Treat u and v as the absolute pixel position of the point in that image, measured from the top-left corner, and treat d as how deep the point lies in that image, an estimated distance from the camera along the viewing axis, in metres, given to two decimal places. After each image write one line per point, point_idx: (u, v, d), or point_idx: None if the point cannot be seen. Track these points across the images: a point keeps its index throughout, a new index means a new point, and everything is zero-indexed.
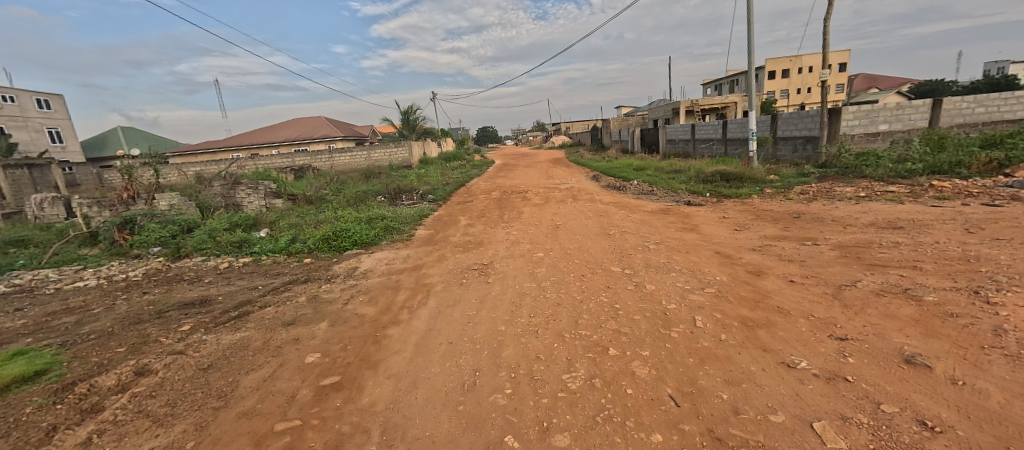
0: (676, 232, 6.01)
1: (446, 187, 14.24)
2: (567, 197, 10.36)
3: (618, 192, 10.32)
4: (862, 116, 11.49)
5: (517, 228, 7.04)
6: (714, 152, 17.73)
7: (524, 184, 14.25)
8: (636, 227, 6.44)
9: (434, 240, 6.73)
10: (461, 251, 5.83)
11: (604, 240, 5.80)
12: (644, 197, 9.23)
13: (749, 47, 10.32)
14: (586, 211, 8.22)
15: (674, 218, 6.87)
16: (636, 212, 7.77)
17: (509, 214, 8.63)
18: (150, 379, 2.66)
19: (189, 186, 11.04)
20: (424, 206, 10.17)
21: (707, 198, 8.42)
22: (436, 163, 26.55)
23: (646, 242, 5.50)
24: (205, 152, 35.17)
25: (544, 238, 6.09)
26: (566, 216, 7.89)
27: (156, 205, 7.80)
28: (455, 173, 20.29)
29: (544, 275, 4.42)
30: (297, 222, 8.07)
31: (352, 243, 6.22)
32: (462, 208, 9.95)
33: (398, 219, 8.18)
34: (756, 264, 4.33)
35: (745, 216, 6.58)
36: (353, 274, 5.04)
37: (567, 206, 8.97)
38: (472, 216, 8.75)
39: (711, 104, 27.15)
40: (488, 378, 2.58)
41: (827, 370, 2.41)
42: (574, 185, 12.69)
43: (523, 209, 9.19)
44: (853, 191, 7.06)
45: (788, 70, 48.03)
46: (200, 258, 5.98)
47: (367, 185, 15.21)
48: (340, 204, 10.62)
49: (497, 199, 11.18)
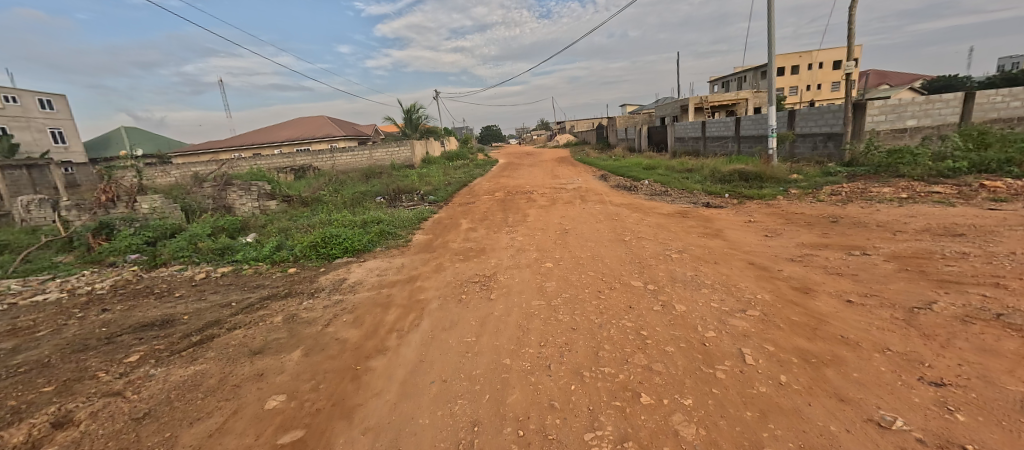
0: (699, 238, 5.39)
1: (448, 187, 13.71)
2: (575, 198, 9.78)
3: (629, 193, 9.74)
4: (888, 111, 10.80)
5: (522, 233, 6.48)
6: (726, 149, 17.06)
7: (529, 184, 13.65)
8: (653, 233, 5.84)
9: (432, 246, 6.19)
10: (461, 260, 5.28)
11: (619, 247, 5.21)
12: (658, 198, 8.63)
13: (770, 38, 9.67)
14: (596, 214, 7.65)
15: (694, 221, 6.28)
16: (650, 214, 7.20)
17: (513, 216, 8.08)
18: (67, 434, 2.14)
19: (179, 188, 10.58)
20: (423, 209, 9.62)
21: (727, 200, 7.82)
22: (439, 163, 26.09)
23: (667, 251, 4.90)
24: (208, 152, 34.94)
25: (552, 246, 5.52)
26: (575, 219, 7.30)
27: (137, 208, 7.31)
28: (459, 172, 19.81)
29: (554, 291, 3.86)
30: (287, 226, 7.56)
31: (343, 249, 5.71)
32: (464, 209, 9.44)
33: (394, 222, 7.66)
34: (801, 279, 3.73)
35: (774, 219, 5.98)
36: (339, 287, 4.51)
37: (575, 208, 8.41)
38: (474, 219, 8.18)
39: (721, 101, 26.40)
40: (489, 437, 2.03)
41: (933, 433, 1.84)
42: (582, 185, 12.12)
43: (528, 211, 8.61)
44: (892, 191, 6.42)
45: (798, 65, 47.00)
46: (177, 267, 5.48)
47: (367, 186, 14.71)
48: (335, 206, 10.13)
49: (501, 200, 10.62)
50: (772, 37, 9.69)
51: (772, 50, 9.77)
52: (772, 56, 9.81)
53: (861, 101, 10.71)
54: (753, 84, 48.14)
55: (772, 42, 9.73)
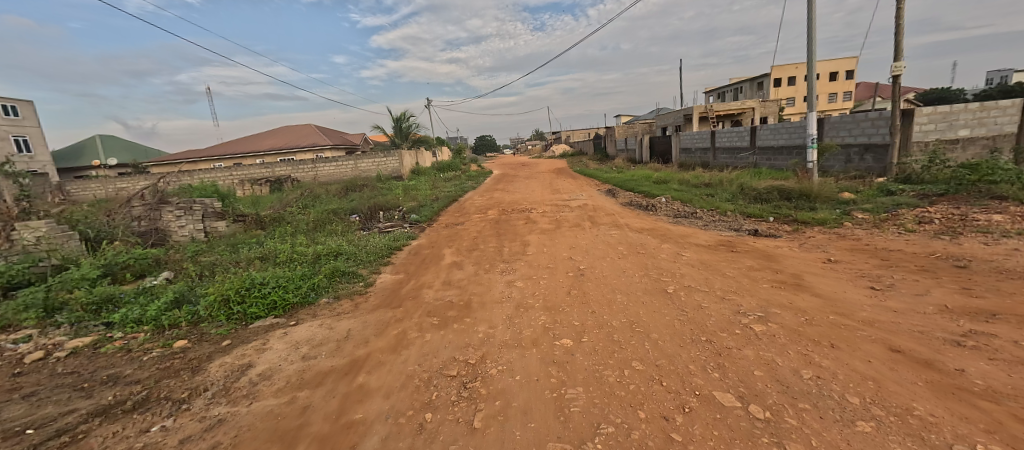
0: (775, 290, 3.78)
1: (435, 203, 12.07)
2: (584, 220, 8.18)
3: (647, 214, 8.19)
4: (938, 119, 9.43)
5: (522, 275, 4.85)
6: (740, 161, 15.72)
7: (526, 200, 12.03)
8: (704, 279, 4.24)
9: (400, 295, 4.53)
10: (433, 324, 3.61)
11: (666, 307, 3.59)
12: (685, 222, 7.09)
13: (809, 33, 8.24)
14: (614, 243, 6.06)
15: (751, 260, 4.71)
16: (685, 245, 5.62)
17: (510, 245, 6.48)
18: None
19: (107, 206, 8.80)
20: (401, 233, 8.01)
21: (777, 226, 6.29)
22: (429, 174, 24.56)
23: (742, 316, 3.28)
24: (185, 162, 32.92)
25: (566, 302, 3.88)
26: (589, 252, 5.69)
27: (13, 240, 5.55)
28: (450, 184, 18.27)
29: (584, 415, 2.21)
30: (217, 261, 5.85)
31: (269, 306, 4.01)
32: (450, 234, 7.82)
33: (357, 254, 5.98)
34: (1018, 399, 2.11)
35: (863, 259, 4.42)
36: (230, 385, 2.81)
37: (587, 235, 6.80)
38: (460, 249, 6.53)
39: (725, 111, 25.27)
40: None
41: None
42: (588, 202, 10.59)
43: (528, 237, 6.98)
44: (1007, 218, 4.90)
45: (795, 76, 46.49)
46: (17, 335, 3.75)
47: (344, 201, 13.04)
48: (295, 229, 8.44)
49: (494, 221, 8.99)
50: (812, 33, 8.28)
51: (813, 47, 8.34)
52: (813, 55, 8.38)
53: (909, 107, 9.31)
54: (751, 95, 47.53)
55: (812, 38, 8.32)
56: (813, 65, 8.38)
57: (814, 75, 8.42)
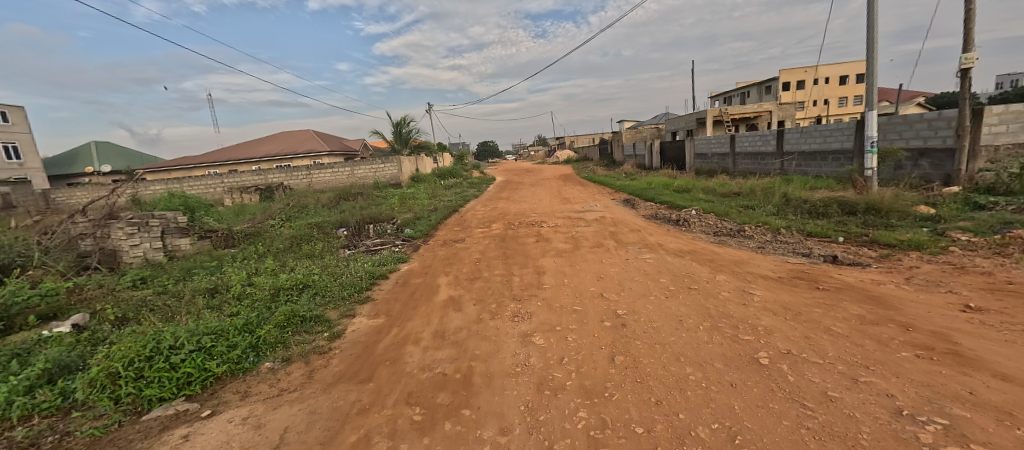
0: (930, 367, 2.50)
1: (432, 215, 10.86)
2: (605, 238, 6.92)
3: (681, 231, 6.95)
4: (1011, 118, 8.18)
5: (542, 324, 3.59)
6: (764, 168, 14.49)
7: (534, 211, 10.76)
8: (804, 340, 2.95)
9: (375, 356, 3.27)
10: (413, 423, 2.34)
11: (773, 398, 2.30)
12: (734, 243, 5.83)
13: (869, 18, 7.04)
14: (653, 272, 4.81)
15: (856, 306, 3.44)
16: (749, 278, 4.36)
17: (521, 273, 5.25)
18: None
19: (53, 222, 7.61)
20: (391, 254, 6.80)
21: (857, 250, 5.04)
22: (429, 181, 23.44)
23: (915, 426, 2.00)
24: (178, 169, 31.90)
25: (613, 380, 2.62)
26: (624, 286, 4.42)
27: None
28: (450, 193, 17.11)
29: None
30: (152, 297, 4.64)
31: (181, 381, 2.77)
32: (449, 256, 6.60)
33: (329, 287, 4.74)
34: None
35: (1022, 307, 3.16)
36: None
37: (615, 259, 5.55)
38: (459, 278, 5.29)
39: (740, 114, 24.12)
40: None
41: None
42: (605, 214, 9.36)
43: (542, 261, 5.75)
44: None
45: (804, 80, 45.36)
46: None
47: (334, 212, 11.86)
48: (268, 249, 7.24)
49: (500, 237, 7.77)
50: (873, 17, 7.07)
51: (872, 34, 7.14)
52: (874, 44, 7.15)
53: (978, 106, 8.07)
54: (759, 99, 46.41)
55: (872, 24, 7.12)
56: (873, 56, 7.19)
57: (874, 67, 7.21)
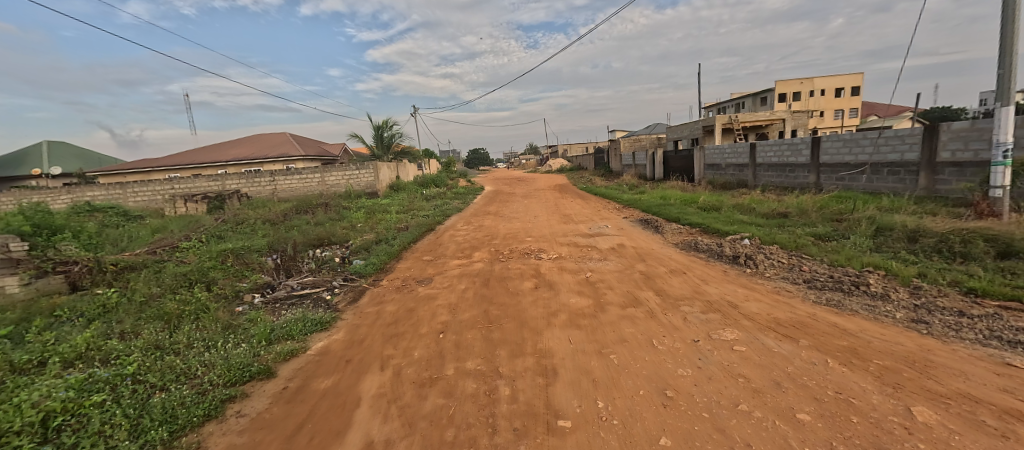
0: None
1: (400, 237, 8.49)
2: (639, 287, 4.62)
3: (750, 277, 4.68)
4: None
5: None
6: (795, 181, 12.44)
7: (528, 233, 8.46)
8: None
9: None
10: None
11: None
12: (860, 308, 3.57)
13: None
14: (764, 386, 2.50)
15: None
16: (997, 426, 2.04)
17: (512, 374, 2.89)
18: None
19: None
20: (309, 311, 4.39)
21: None
22: (410, 190, 21.09)
23: None
24: (135, 172, 28.90)
25: None
26: (732, 438, 2.06)
27: None
28: (431, 205, 14.77)
29: None
30: None
31: None
32: (399, 317, 4.19)
33: (114, 423, 2.29)
34: None
35: None
36: None
37: (674, 341, 3.22)
38: (400, 383, 2.89)
39: (750, 123, 22.38)
40: None
41: None
42: (623, 240, 7.10)
43: (548, 340, 3.39)
44: None
45: (802, 91, 44.43)
46: None
47: (277, 230, 9.41)
48: (128, 298, 4.77)
49: (483, 278, 5.40)
50: None
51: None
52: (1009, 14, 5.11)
53: None
54: (757, 110, 45.27)
55: None
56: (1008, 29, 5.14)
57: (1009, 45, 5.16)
